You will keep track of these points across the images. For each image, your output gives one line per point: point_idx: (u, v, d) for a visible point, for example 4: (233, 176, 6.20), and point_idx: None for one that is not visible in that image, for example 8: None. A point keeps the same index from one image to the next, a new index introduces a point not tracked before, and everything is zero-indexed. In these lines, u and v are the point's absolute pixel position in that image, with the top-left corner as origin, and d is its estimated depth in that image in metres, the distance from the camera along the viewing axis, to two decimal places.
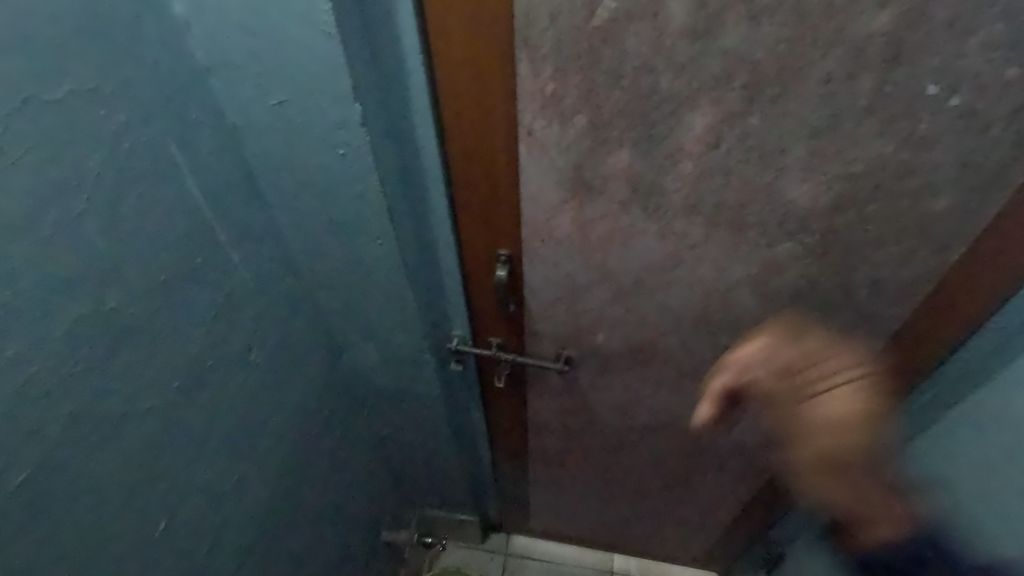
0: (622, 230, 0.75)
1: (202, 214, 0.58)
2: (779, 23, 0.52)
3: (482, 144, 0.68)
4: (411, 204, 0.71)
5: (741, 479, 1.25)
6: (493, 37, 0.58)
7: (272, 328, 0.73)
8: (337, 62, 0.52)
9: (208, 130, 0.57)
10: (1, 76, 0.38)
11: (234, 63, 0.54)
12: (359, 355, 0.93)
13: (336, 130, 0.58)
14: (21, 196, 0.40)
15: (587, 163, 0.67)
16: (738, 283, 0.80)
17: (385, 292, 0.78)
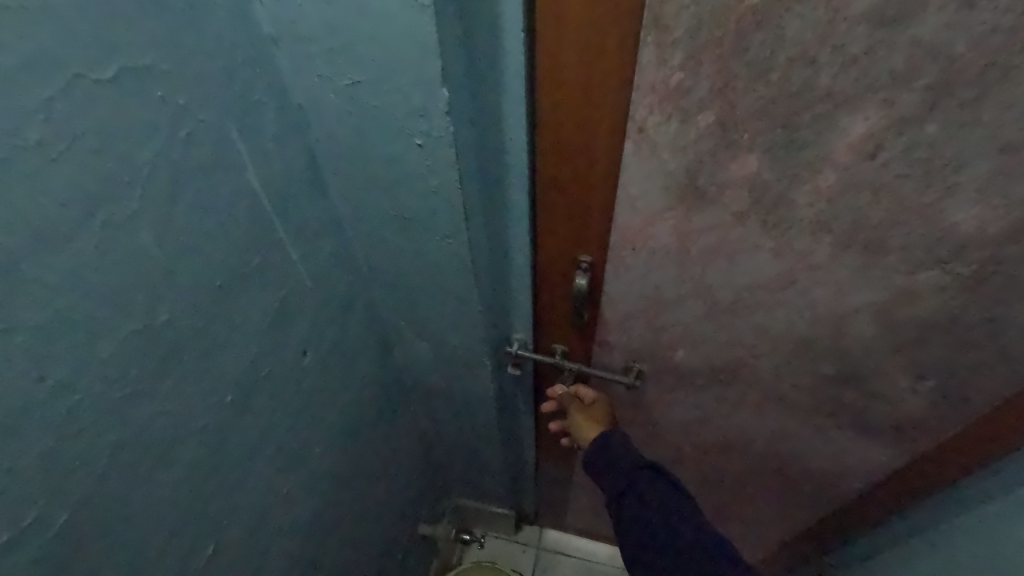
0: (729, 244, 0.65)
1: (263, 208, 0.51)
2: (1000, 8, 0.41)
3: (580, 139, 0.58)
4: (489, 202, 0.63)
5: (805, 507, 1.16)
6: (613, 14, 0.48)
7: (328, 328, 0.67)
8: (430, 41, 0.43)
9: (272, 112, 0.49)
10: (40, 50, 0.30)
11: (306, 36, 0.45)
12: (412, 353, 0.86)
13: (416, 119, 0.49)
14: (66, 199, 0.33)
15: (704, 167, 0.58)
16: (857, 310, 0.69)
17: (451, 296, 0.71)
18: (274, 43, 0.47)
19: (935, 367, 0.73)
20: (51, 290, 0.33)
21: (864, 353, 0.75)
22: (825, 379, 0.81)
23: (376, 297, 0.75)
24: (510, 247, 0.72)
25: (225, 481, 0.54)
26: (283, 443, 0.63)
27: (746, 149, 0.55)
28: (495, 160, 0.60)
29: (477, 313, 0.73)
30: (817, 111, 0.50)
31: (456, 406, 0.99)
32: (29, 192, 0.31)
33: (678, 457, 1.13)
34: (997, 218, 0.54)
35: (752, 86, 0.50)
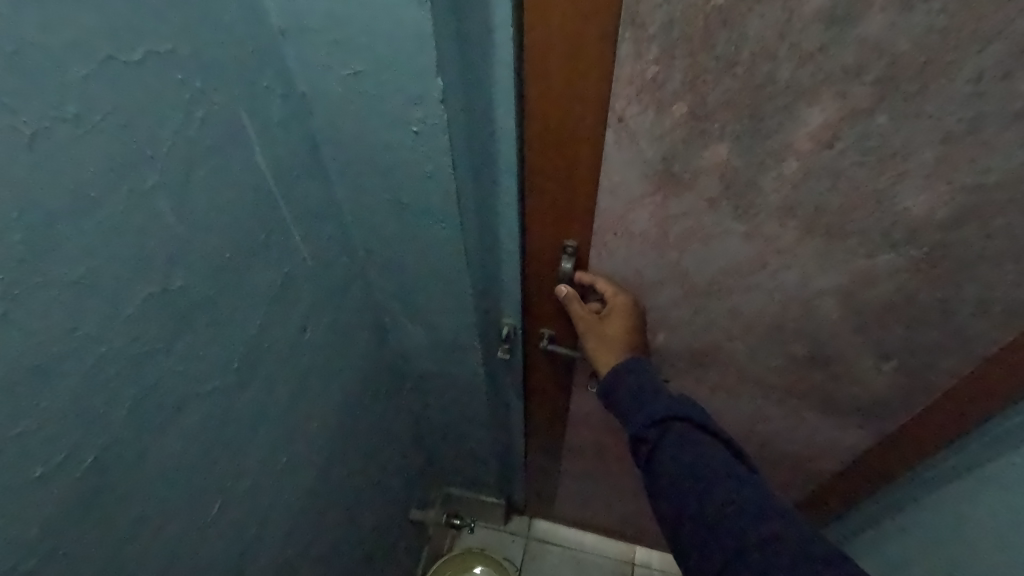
0: (705, 230, 0.70)
1: (269, 188, 0.54)
2: (934, 10, 0.46)
3: (565, 128, 0.62)
4: (479, 187, 0.66)
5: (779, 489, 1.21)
6: (595, 10, 0.52)
7: (326, 305, 0.70)
8: (425, 32, 0.47)
9: (279, 99, 0.53)
10: (80, 31, 0.33)
11: (311, 28, 0.49)
12: (405, 336, 0.90)
13: (412, 106, 0.53)
14: (98, 168, 0.36)
15: (679, 156, 0.62)
16: (824, 292, 0.73)
17: (442, 278, 0.74)
18: (282, 35, 0.50)
19: (897, 346, 0.78)
20: (85, 252, 0.36)
21: (829, 335, 0.80)
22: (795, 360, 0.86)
23: (371, 279, 0.79)
24: (499, 233, 0.75)
25: (234, 445, 0.57)
26: (283, 413, 0.66)
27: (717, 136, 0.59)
28: (484, 146, 0.63)
29: (468, 295, 0.76)
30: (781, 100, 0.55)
31: (446, 389, 1.02)
32: (70, 162, 0.34)
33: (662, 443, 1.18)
34: (944, 202, 0.59)
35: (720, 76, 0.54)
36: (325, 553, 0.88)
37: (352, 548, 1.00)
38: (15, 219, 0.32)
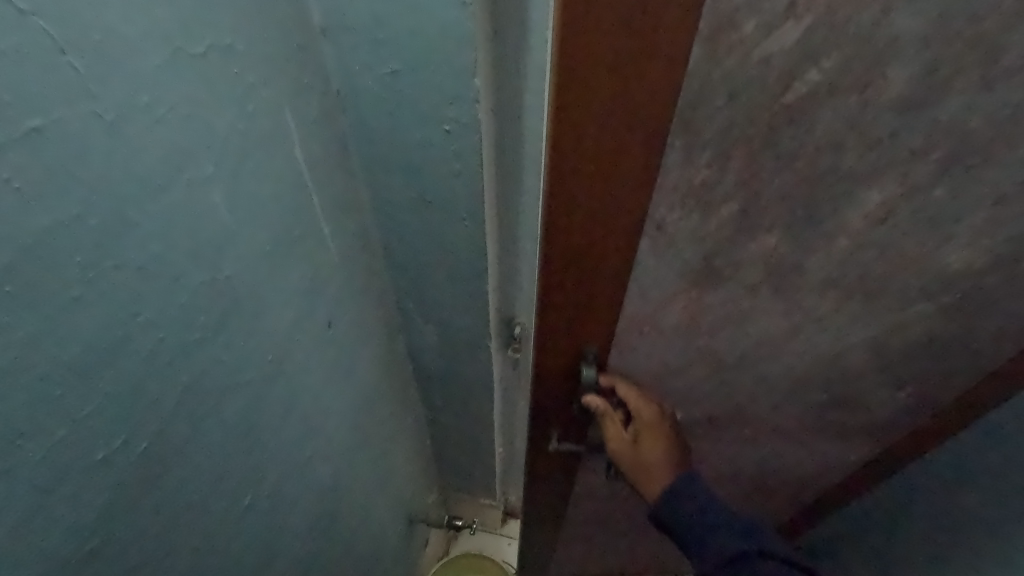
0: (745, 311, 0.72)
1: (305, 180, 0.54)
2: (1014, 99, 0.48)
3: (598, 241, 0.61)
4: (503, 187, 0.66)
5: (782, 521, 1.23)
6: (640, 135, 0.52)
7: (349, 304, 0.69)
8: (464, 32, 0.47)
9: (317, 95, 0.53)
10: (155, 18, 0.33)
11: (353, 27, 0.49)
12: (419, 339, 0.87)
13: (445, 106, 0.53)
14: (162, 153, 0.36)
15: (719, 253, 0.65)
16: (855, 345, 0.75)
17: (467, 283, 0.74)
18: (323, 33, 0.50)
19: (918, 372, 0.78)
20: (148, 234, 0.36)
21: (848, 376, 0.80)
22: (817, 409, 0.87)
23: (393, 288, 0.78)
24: (521, 240, 0.75)
25: (262, 446, 0.56)
26: (308, 420, 0.65)
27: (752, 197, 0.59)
28: (513, 144, 0.63)
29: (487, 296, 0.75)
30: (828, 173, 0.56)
31: (458, 400, 1.01)
32: (138, 145, 0.34)
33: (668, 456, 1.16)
34: (981, 254, 0.61)
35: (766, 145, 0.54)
36: (335, 561, 0.85)
37: (360, 559, 0.97)
38: (91, 200, 0.32)
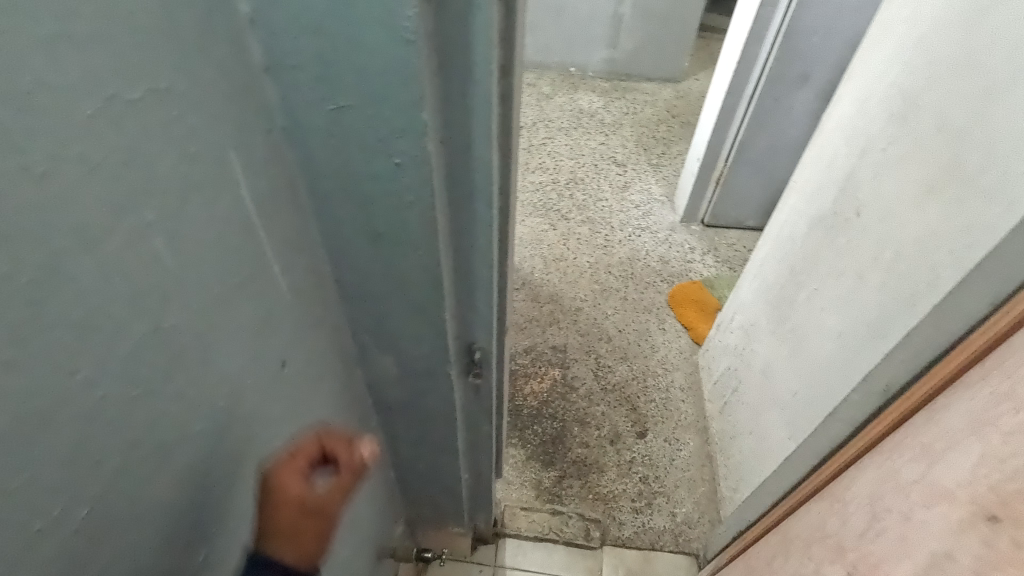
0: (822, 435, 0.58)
1: (252, 225, 0.50)
2: None
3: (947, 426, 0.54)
4: (452, 194, 0.56)
5: (602, 405, 1.12)
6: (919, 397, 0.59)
7: (303, 356, 0.63)
8: (410, 68, 0.44)
9: (262, 133, 0.49)
10: (82, 68, 0.32)
11: (293, 63, 0.45)
12: (389, 402, 0.78)
13: (392, 139, 0.49)
14: (92, 205, 0.34)
15: None
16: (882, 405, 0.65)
17: (422, 304, 0.65)
18: (264, 72, 0.46)
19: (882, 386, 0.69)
20: (83, 291, 0.35)
21: (748, 278, 0.96)
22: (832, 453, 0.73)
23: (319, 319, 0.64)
24: (478, 274, 0.64)
25: (220, 485, 0.54)
26: (243, 466, 0.57)
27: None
28: (463, 151, 0.53)
29: (445, 316, 0.66)
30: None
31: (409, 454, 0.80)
32: (69, 197, 0.33)
33: (685, 360, 1.19)
34: None
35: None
36: None
37: None
38: (25, 261, 0.31)
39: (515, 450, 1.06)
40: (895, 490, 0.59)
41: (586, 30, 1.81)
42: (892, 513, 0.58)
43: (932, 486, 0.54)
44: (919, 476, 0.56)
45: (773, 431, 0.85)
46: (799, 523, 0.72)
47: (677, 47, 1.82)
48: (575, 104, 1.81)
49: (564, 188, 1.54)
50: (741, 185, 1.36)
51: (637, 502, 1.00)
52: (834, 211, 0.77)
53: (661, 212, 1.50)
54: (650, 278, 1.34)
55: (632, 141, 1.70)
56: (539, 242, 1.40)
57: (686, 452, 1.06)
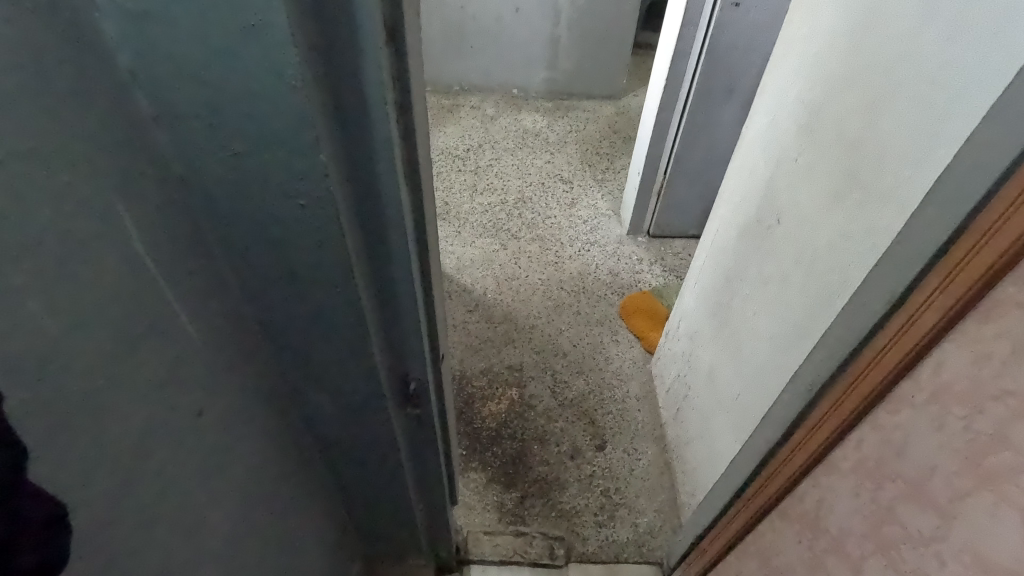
0: (836, 489, 0.50)
1: (186, 347, 0.35)
2: None
3: (850, 411, 0.47)
4: (354, 165, 0.32)
5: (561, 419, 1.11)
6: (891, 392, 0.43)
7: (240, 498, 0.45)
8: (315, 103, 0.28)
9: (145, 202, 0.30)
10: None
11: (175, 97, 0.28)
12: (358, 504, 0.66)
13: (296, 185, 0.31)
14: None
15: (1005, 445, 0.35)
16: (788, 398, 0.57)
17: (337, 330, 0.41)
18: (155, 123, 0.29)
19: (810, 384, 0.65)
20: None
21: (690, 290, 0.96)
22: (755, 462, 0.64)
23: (229, 374, 0.40)
24: (394, 245, 0.37)
25: None
26: None
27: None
28: (363, 98, 0.30)
29: (370, 338, 0.43)
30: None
31: (387, 514, 0.68)
32: None
33: (639, 370, 1.20)
34: None
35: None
36: None
37: None
38: None
39: (475, 477, 1.03)
40: (910, 545, 0.43)
41: (528, 51, 1.85)
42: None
43: (975, 551, 0.37)
44: (937, 534, 0.40)
45: (720, 436, 0.82)
46: (779, 549, 0.59)
47: (614, 64, 1.88)
48: (520, 125, 1.83)
49: (514, 209, 1.55)
50: (682, 195, 1.39)
51: (600, 516, 0.99)
52: (752, 218, 0.75)
53: (608, 225, 1.51)
54: (602, 291, 1.36)
55: (577, 158, 1.72)
56: (490, 265, 1.40)
57: (646, 462, 1.06)
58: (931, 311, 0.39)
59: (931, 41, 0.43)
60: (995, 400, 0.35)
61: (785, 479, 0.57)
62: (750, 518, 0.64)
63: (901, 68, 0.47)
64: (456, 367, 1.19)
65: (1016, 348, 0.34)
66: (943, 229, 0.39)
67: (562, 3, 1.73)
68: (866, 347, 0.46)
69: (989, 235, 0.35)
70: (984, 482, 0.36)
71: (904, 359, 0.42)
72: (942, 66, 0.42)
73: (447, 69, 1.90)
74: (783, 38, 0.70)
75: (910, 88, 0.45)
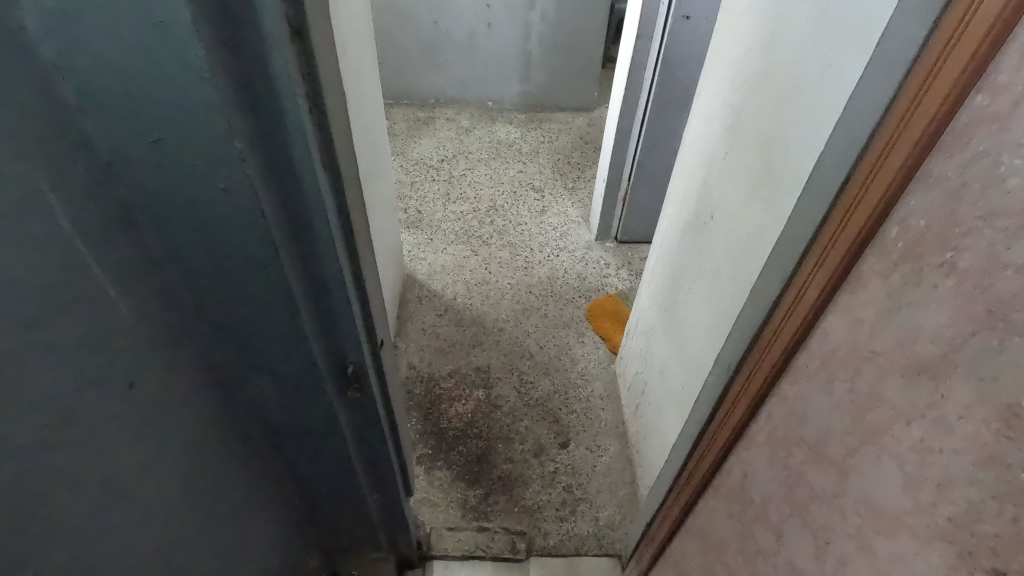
0: (756, 461, 0.53)
1: (118, 319, 0.37)
2: None
3: (762, 382, 0.51)
4: (270, 147, 0.35)
5: (526, 419, 1.14)
6: (792, 359, 0.47)
7: (180, 474, 0.46)
8: (225, 89, 0.31)
9: (74, 183, 0.33)
10: None
11: (98, 87, 0.31)
12: (308, 493, 0.67)
13: (215, 167, 0.34)
14: None
15: (880, 399, 0.38)
16: (716, 378, 0.60)
17: (269, 308, 0.44)
18: (81, 112, 0.32)
19: None
20: None
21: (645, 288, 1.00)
22: (692, 444, 0.67)
23: (168, 352, 0.42)
24: (316, 224, 0.40)
25: None
26: None
27: (924, 312, 0.34)
28: (273, 89, 0.33)
29: (301, 318, 0.45)
30: (995, 279, 0.30)
31: (338, 503, 0.70)
32: None
33: (604, 370, 1.23)
34: None
35: (941, 269, 0.33)
36: None
37: None
38: None
39: (440, 475, 1.05)
40: (816, 504, 0.44)
41: (501, 65, 1.90)
42: (836, 536, 0.42)
43: (867, 502, 0.39)
44: (836, 490, 0.42)
45: (670, 426, 0.85)
46: (714, 526, 0.61)
47: (585, 78, 1.94)
48: (494, 136, 1.88)
49: (485, 216, 1.59)
50: (647, 201, 1.44)
51: (561, 511, 1.01)
52: (692, 215, 0.79)
53: (577, 232, 1.55)
54: (570, 294, 1.39)
55: (549, 168, 1.77)
56: (461, 270, 1.43)
57: (607, 458, 1.08)
58: (813, 286, 0.44)
59: (819, 43, 0.48)
60: (871, 360, 0.38)
61: (714, 456, 0.59)
62: (688, 499, 0.67)
63: (798, 69, 0.51)
64: (425, 369, 1.21)
65: (879, 311, 0.38)
66: (822, 211, 0.44)
67: (532, 19, 1.79)
68: (772, 321, 0.50)
69: (859, 207, 0.39)
70: (868, 436, 0.39)
71: (801, 328, 0.45)
72: (827, 65, 0.46)
73: (422, 83, 1.95)
74: (714, 45, 0.74)
75: (805, 85, 0.49)
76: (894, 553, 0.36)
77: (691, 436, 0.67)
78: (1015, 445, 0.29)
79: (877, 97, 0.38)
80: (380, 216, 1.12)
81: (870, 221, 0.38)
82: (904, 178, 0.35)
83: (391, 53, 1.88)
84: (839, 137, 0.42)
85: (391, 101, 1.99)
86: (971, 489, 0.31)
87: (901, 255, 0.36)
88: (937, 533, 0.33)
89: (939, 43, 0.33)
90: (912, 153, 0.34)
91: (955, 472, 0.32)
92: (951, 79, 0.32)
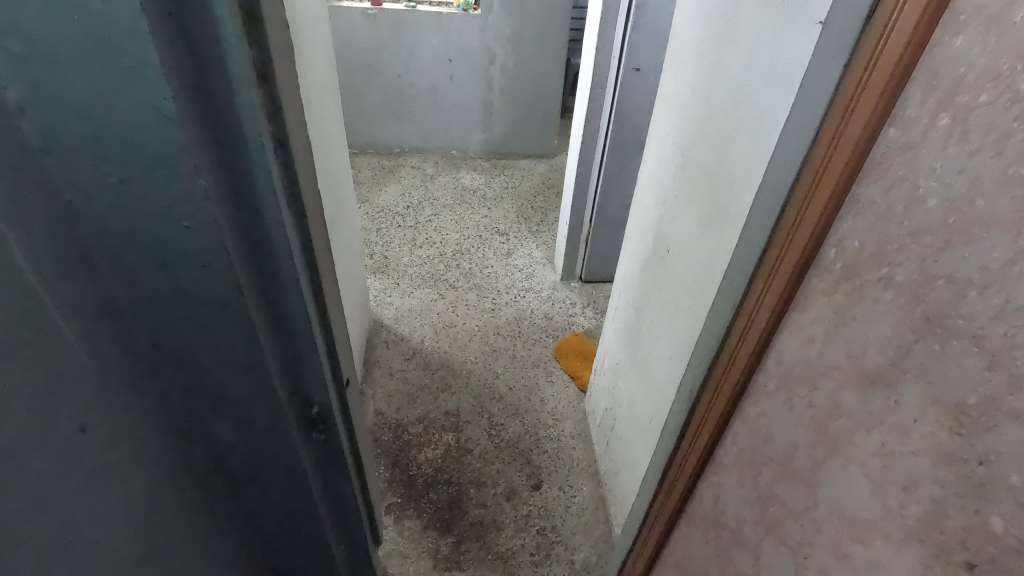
0: (726, 483, 0.53)
1: (75, 359, 0.36)
2: None
3: (722, 404, 0.52)
4: (236, 186, 0.36)
5: (497, 461, 1.12)
6: (747, 380, 0.49)
7: (141, 525, 0.44)
8: (187, 131, 0.32)
9: (36, 222, 0.33)
10: None
11: (63, 129, 0.31)
12: (273, 547, 0.64)
13: (179, 205, 0.35)
14: None
15: (839, 412, 0.39)
16: (681, 405, 0.61)
17: (235, 349, 0.43)
18: (46, 158, 0.32)
19: None
20: None
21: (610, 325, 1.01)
22: (660, 474, 0.67)
23: (124, 397, 0.41)
24: (281, 262, 0.40)
25: None
26: None
27: (868, 325, 0.37)
28: (237, 128, 0.34)
29: (265, 358, 0.44)
30: (928, 290, 0.32)
31: (304, 560, 0.66)
32: None
33: (574, 409, 1.23)
34: None
35: (880, 284, 0.35)
36: None
37: None
38: None
39: (410, 524, 1.01)
40: (790, 520, 0.45)
41: (463, 115, 1.97)
42: (814, 549, 0.43)
43: (838, 512, 0.40)
44: (808, 504, 0.43)
45: (640, 459, 0.85)
46: (692, 556, 0.61)
47: (545, 127, 2.01)
48: (458, 183, 1.92)
49: (451, 260, 1.60)
50: (608, 241, 1.48)
51: (536, 556, 0.98)
52: (649, 252, 0.82)
53: (543, 273, 1.58)
54: (537, 334, 1.40)
55: (513, 212, 1.81)
56: (427, 314, 1.43)
57: (581, 498, 1.07)
58: (764, 308, 0.46)
59: (753, 89, 0.52)
60: (826, 375, 0.40)
61: (685, 483, 0.60)
62: (663, 531, 0.66)
63: (736, 112, 0.55)
64: (392, 416, 1.19)
65: (828, 327, 0.40)
66: (765, 237, 0.47)
67: (492, 72, 1.87)
68: (728, 346, 0.51)
69: (800, 234, 0.41)
70: (831, 447, 0.40)
71: (755, 350, 0.47)
72: (760, 106, 0.51)
73: (387, 133, 1.99)
74: (662, 93, 0.79)
75: (743, 124, 0.54)
76: (871, 559, 0.37)
77: (658, 464, 0.67)
78: (969, 442, 0.30)
79: (807, 131, 0.41)
80: (346, 263, 1.12)
81: (808, 244, 0.41)
82: (836, 202, 0.38)
83: (356, 106, 1.93)
84: (777, 170, 0.45)
85: (356, 150, 2.03)
86: (933, 487, 0.33)
87: (841, 274, 0.39)
88: (908, 535, 0.34)
89: (852, 82, 0.37)
90: (838, 183, 0.38)
91: (917, 472, 0.33)
92: (866, 113, 0.35)
